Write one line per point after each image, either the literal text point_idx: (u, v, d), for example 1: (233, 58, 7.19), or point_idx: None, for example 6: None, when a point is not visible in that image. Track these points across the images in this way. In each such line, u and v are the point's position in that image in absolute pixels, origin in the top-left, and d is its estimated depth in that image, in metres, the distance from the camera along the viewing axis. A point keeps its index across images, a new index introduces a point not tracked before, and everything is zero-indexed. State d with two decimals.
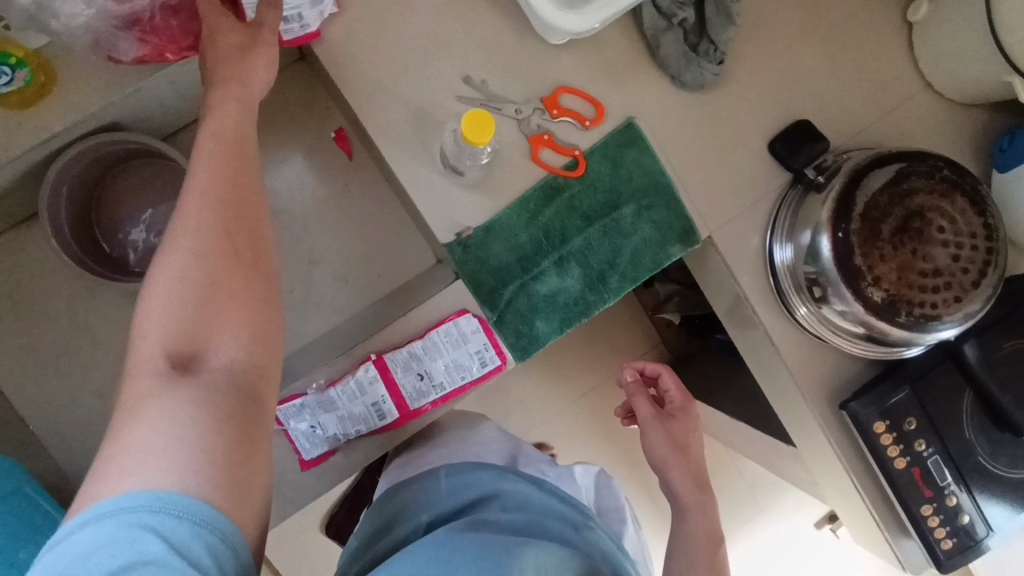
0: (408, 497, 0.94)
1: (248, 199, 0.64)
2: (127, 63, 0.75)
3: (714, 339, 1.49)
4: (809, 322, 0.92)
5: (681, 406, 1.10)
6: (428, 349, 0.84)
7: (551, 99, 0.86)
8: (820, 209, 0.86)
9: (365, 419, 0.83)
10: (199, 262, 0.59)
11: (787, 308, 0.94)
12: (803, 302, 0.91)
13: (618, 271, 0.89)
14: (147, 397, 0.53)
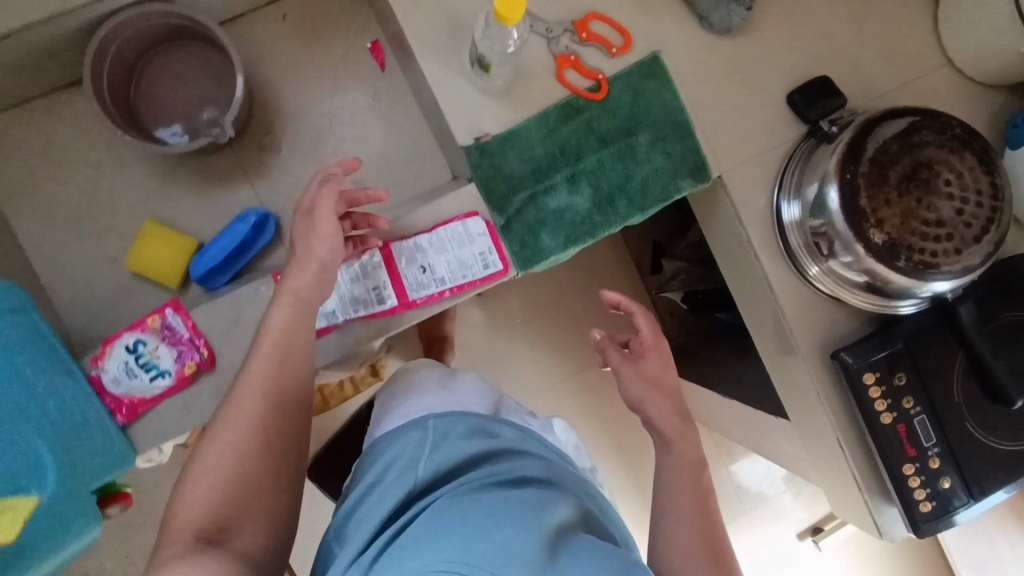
0: (385, 450, 0.84)
1: (297, 381, 0.78)
2: None
3: (715, 318, 1.51)
4: (821, 282, 0.94)
5: (650, 345, 1.10)
6: (434, 243, 0.87)
7: (582, 23, 0.89)
8: (829, 159, 0.88)
9: (366, 302, 0.86)
10: (240, 453, 0.73)
11: (799, 270, 0.95)
12: (812, 258, 0.93)
13: (628, 196, 0.91)
14: (175, 561, 0.63)
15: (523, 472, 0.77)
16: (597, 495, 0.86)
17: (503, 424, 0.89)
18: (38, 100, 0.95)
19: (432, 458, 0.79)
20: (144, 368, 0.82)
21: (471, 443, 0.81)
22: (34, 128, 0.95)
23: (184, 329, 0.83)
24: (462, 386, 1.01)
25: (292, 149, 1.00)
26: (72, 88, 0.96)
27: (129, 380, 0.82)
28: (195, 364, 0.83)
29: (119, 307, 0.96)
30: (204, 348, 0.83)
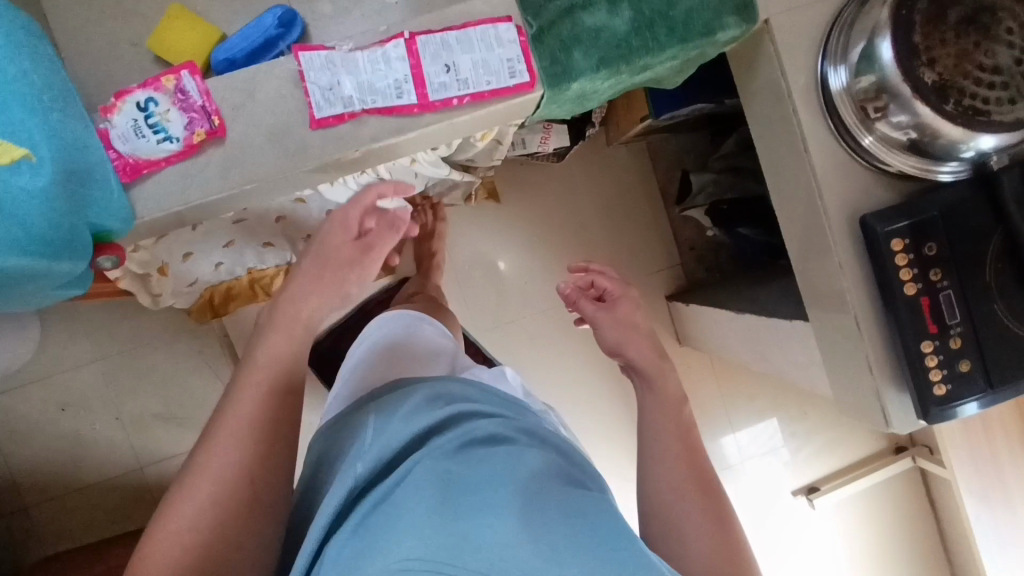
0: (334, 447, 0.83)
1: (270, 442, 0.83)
2: None
3: (736, 232, 1.48)
4: (873, 149, 0.90)
5: (623, 292, 1.15)
6: (461, 41, 0.83)
7: None
8: (882, 9, 0.85)
9: (385, 93, 0.81)
10: (207, 532, 0.75)
11: (848, 141, 0.92)
12: (861, 125, 0.90)
13: (669, 24, 0.87)
14: None
15: (485, 426, 0.76)
16: (561, 439, 0.87)
17: (455, 388, 0.87)
18: None
19: (380, 440, 0.76)
20: (153, 130, 0.78)
21: (423, 411, 0.79)
22: None
23: (198, 95, 0.78)
24: (414, 357, 0.99)
25: None
26: None
27: (136, 140, 0.77)
28: (206, 133, 0.79)
29: None
30: (217, 116, 0.78)
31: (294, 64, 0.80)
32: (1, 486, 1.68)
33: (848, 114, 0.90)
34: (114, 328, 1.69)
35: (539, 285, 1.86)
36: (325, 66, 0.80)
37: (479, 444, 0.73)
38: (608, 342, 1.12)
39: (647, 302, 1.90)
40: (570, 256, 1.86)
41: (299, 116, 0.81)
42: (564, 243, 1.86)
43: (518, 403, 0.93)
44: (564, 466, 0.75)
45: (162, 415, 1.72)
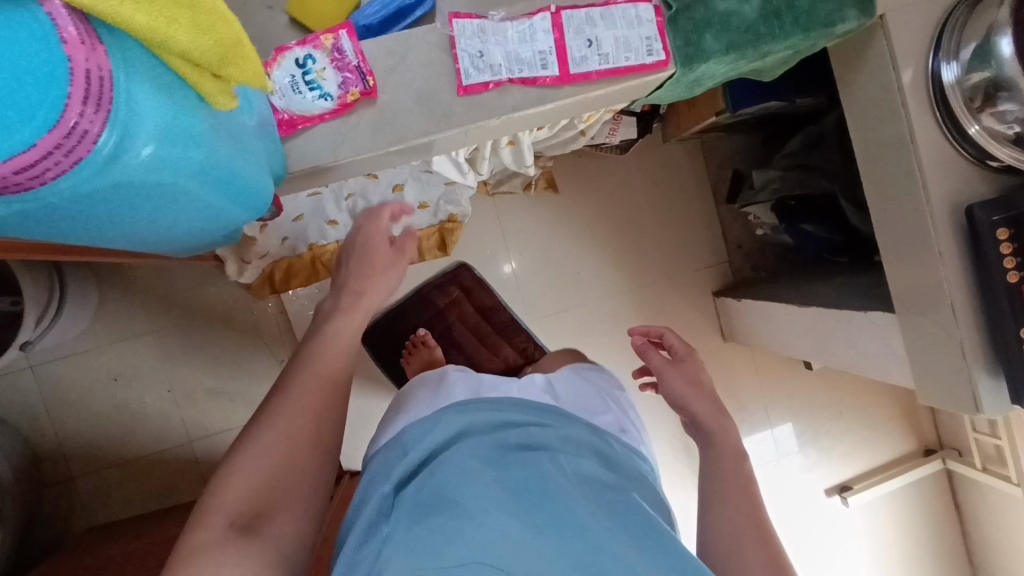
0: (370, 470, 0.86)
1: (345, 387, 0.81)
2: None
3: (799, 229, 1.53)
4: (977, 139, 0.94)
5: (688, 350, 1.12)
6: (604, 17, 0.86)
7: None
8: (997, 12, 0.92)
9: (529, 64, 0.84)
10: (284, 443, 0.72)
11: (953, 130, 0.95)
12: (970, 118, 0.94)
13: (795, 13, 0.91)
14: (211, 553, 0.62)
15: (513, 436, 0.80)
16: (599, 432, 0.90)
17: (490, 403, 0.89)
18: None
19: (411, 457, 0.80)
20: (309, 87, 0.79)
21: (451, 426, 0.83)
22: None
23: (353, 56, 0.80)
24: (453, 383, 0.96)
25: None
26: None
27: (292, 96, 0.79)
28: (358, 89, 0.80)
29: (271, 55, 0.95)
30: (371, 78, 0.80)
31: (446, 29, 0.83)
32: (50, 455, 1.66)
33: (957, 107, 0.94)
34: (172, 300, 1.69)
35: (590, 276, 1.88)
36: (475, 35, 0.83)
37: (509, 451, 0.77)
38: (672, 397, 1.07)
39: (693, 298, 1.93)
40: (621, 249, 1.89)
41: (448, 83, 0.83)
42: (616, 237, 1.89)
43: (563, 411, 0.92)
44: (608, 484, 0.76)
45: (214, 389, 1.72)
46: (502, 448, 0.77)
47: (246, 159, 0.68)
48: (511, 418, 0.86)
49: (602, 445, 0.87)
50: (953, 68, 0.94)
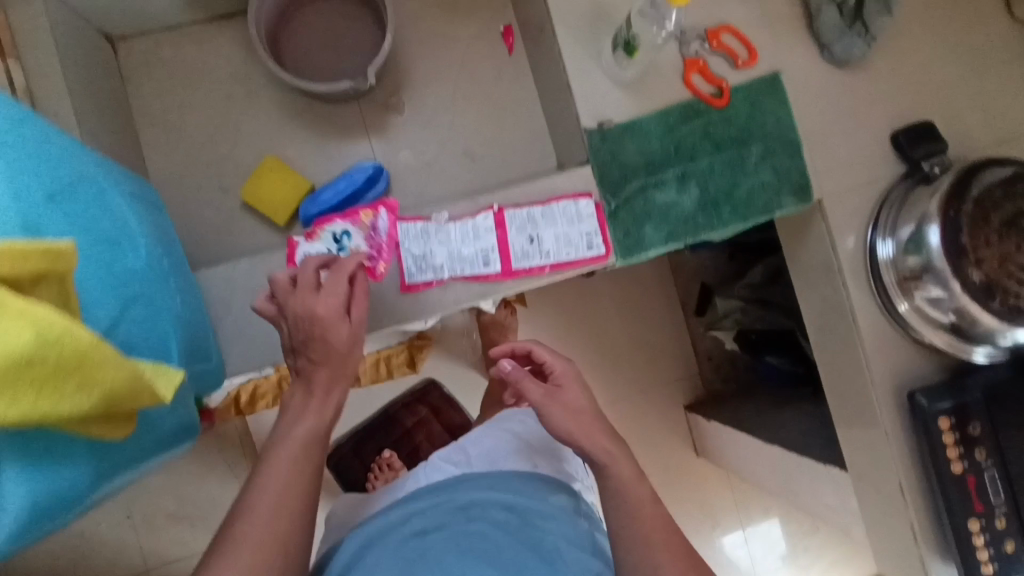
0: None
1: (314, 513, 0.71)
2: None
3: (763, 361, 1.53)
4: (908, 320, 0.96)
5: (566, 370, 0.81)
6: (545, 215, 0.89)
7: (714, 32, 0.92)
8: (928, 201, 0.91)
9: (471, 262, 0.87)
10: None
11: (887, 308, 0.97)
12: (903, 298, 0.95)
13: (732, 204, 0.93)
14: None
15: (415, 537, 0.81)
16: (512, 484, 0.90)
17: (392, 507, 0.89)
18: (187, 26, 0.98)
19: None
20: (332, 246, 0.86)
21: (358, 549, 0.85)
22: (177, 52, 0.98)
23: (384, 237, 0.86)
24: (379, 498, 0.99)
25: (411, 113, 1.03)
26: (216, 22, 0.99)
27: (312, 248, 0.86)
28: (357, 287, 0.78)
29: (223, 237, 0.97)
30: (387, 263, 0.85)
31: (390, 232, 0.86)
32: None
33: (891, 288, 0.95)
34: None
35: None
36: (419, 237, 0.87)
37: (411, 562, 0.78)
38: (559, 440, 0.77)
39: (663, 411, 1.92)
40: (592, 364, 1.89)
41: (392, 281, 0.86)
42: (587, 351, 1.89)
43: (469, 478, 0.91)
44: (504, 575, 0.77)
45: None
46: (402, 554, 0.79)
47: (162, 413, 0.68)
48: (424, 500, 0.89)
49: (512, 497, 0.87)
50: (886, 249, 0.96)
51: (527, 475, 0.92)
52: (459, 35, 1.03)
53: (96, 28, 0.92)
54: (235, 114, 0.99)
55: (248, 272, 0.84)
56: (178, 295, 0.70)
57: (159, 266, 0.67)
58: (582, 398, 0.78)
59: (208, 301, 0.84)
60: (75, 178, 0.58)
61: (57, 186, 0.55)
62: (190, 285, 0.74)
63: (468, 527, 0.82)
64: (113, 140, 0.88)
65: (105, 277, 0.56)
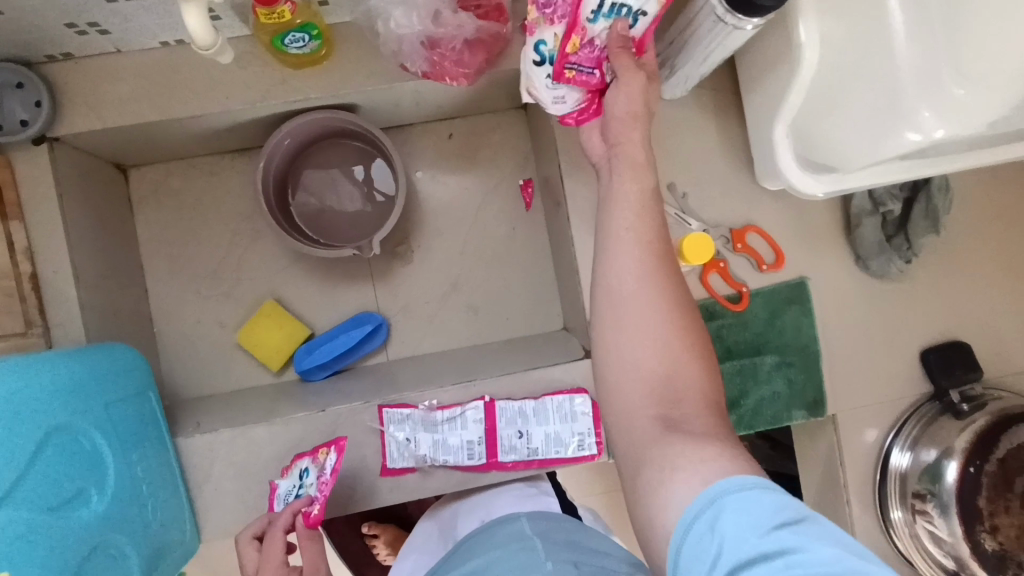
0: None
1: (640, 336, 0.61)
2: (412, 72, 0.79)
3: None
4: (900, 535, 0.90)
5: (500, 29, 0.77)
6: (537, 412, 0.86)
7: (740, 233, 0.87)
8: (955, 434, 0.85)
9: (456, 453, 0.85)
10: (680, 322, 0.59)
11: (879, 510, 0.92)
12: (900, 508, 0.89)
13: (738, 412, 0.89)
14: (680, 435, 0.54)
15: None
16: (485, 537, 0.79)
17: None
18: (205, 159, 0.99)
19: None
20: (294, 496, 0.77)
21: None
22: (194, 183, 0.99)
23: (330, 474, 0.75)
24: None
25: (419, 261, 1.02)
26: (232, 155, 1.00)
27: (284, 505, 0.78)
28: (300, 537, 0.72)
29: (218, 373, 0.99)
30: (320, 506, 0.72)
31: (376, 420, 0.85)
32: None
33: (894, 503, 0.90)
34: None
35: None
36: (403, 422, 0.85)
37: None
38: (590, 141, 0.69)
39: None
40: None
41: (373, 463, 0.85)
42: None
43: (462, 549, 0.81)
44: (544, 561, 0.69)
45: None
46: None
47: None
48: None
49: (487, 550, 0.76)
50: (899, 466, 0.90)
51: (486, 526, 0.82)
52: (475, 186, 1.02)
53: (109, 162, 0.93)
54: (242, 251, 1.00)
55: (232, 440, 0.83)
56: (148, 496, 0.71)
57: (128, 482, 0.68)
58: (629, 215, 0.61)
59: (188, 469, 0.82)
60: (35, 447, 0.57)
61: (30, 461, 0.56)
62: (160, 464, 0.75)
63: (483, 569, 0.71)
64: (112, 284, 0.89)
65: (72, 541, 0.59)
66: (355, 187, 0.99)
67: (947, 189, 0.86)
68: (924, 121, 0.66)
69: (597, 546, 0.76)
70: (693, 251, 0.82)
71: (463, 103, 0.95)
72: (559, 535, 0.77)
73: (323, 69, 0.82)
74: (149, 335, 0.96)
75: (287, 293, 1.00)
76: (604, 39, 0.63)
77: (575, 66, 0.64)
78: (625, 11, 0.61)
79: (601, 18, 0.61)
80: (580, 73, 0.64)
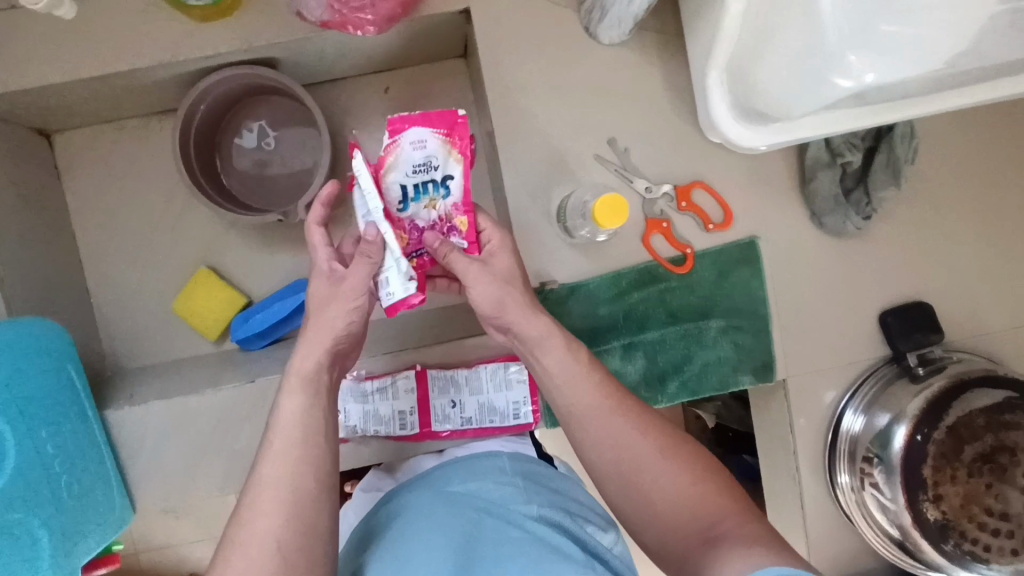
0: None
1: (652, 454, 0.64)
2: (312, 22, 0.75)
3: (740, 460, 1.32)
4: (846, 498, 0.87)
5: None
6: (470, 380, 0.84)
7: (684, 190, 0.83)
8: (909, 399, 0.81)
9: (387, 424, 0.83)
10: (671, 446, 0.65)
11: (830, 475, 0.89)
12: (848, 473, 0.86)
13: (681, 378, 0.86)
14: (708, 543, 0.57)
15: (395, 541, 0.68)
16: (476, 464, 0.78)
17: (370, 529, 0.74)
18: (131, 121, 0.95)
19: None
20: (414, 191, 0.65)
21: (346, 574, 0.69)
22: (123, 148, 0.96)
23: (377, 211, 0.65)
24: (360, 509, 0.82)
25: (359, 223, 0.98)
26: (160, 115, 0.95)
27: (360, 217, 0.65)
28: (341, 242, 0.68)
29: (158, 342, 0.97)
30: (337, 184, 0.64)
31: None
32: None
33: (843, 463, 0.87)
34: None
35: None
36: None
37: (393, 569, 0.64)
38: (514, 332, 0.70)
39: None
40: None
41: None
42: None
43: (438, 468, 0.80)
44: (530, 504, 0.72)
45: None
46: (416, 552, 0.64)
47: (80, 552, 0.74)
48: (369, 529, 0.75)
49: (484, 482, 0.75)
50: (851, 428, 0.86)
51: (463, 458, 0.80)
52: None
53: (29, 127, 0.89)
54: (177, 215, 0.97)
55: (162, 411, 0.82)
56: (62, 471, 0.71)
57: (34, 459, 0.68)
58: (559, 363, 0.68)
59: (121, 440, 0.81)
60: None
61: None
62: (78, 440, 0.75)
63: (480, 502, 0.72)
64: (40, 254, 0.86)
65: None
66: (290, 149, 0.96)
67: (910, 137, 0.81)
68: (852, 66, 0.67)
69: (574, 497, 0.80)
70: (608, 212, 0.72)
71: (397, 52, 0.89)
72: (543, 479, 0.79)
73: (234, 21, 0.76)
74: (86, 305, 0.94)
75: (224, 259, 0.97)
76: (428, 218, 0.67)
77: (416, 253, 0.68)
78: (435, 185, 0.65)
79: (411, 201, 0.66)
80: (421, 258, 0.68)
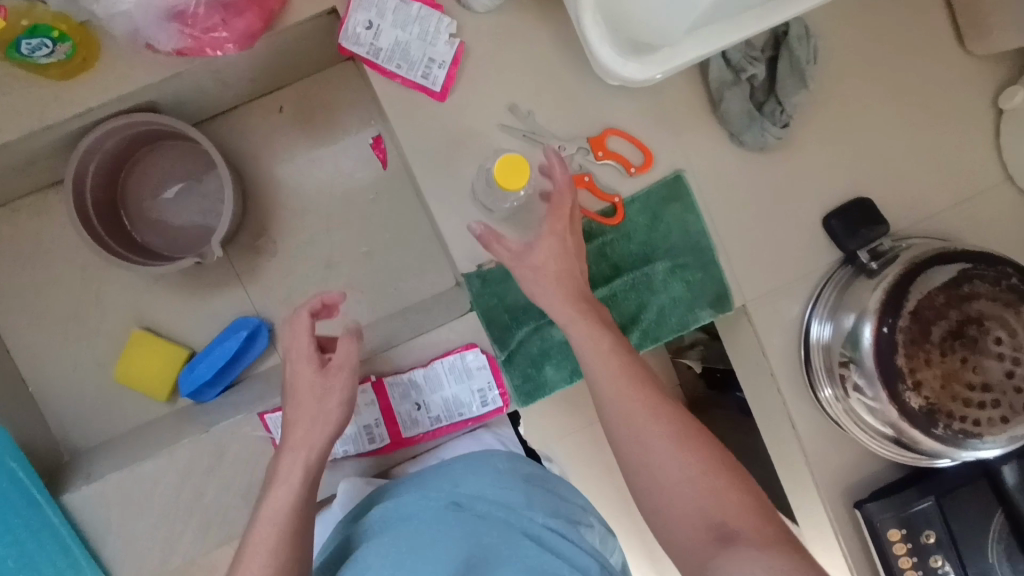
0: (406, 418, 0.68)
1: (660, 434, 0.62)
2: (165, 52, 0.72)
3: None
4: (834, 409, 0.85)
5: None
6: (429, 379, 0.81)
7: (598, 139, 0.81)
8: (868, 295, 0.79)
9: (355, 441, 0.82)
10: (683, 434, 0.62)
11: (813, 390, 0.87)
12: (828, 383, 0.84)
13: (640, 327, 0.84)
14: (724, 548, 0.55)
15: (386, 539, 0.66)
16: (485, 464, 0.76)
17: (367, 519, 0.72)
18: (26, 199, 0.92)
19: None
20: None
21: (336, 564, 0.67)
22: (25, 228, 0.92)
23: None
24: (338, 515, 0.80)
25: (286, 250, 0.95)
26: (55, 186, 0.92)
27: None
28: None
29: (108, 415, 0.94)
30: None
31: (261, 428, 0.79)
32: None
33: (823, 372, 0.84)
34: None
35: None
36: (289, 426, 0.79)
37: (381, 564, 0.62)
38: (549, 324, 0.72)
39: None
40: None
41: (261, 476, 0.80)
42: None
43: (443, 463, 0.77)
44: (535, 511, 0.70)
45: None
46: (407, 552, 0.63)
47: None
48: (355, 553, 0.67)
49: (490, 483, 0.73)
50: (821, 339, 0.84)
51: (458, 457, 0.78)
52: (329, 155, 0.95)
53: None
54: (98, 283, 0.94)
55: (119, 485, 0.77)
56: None
57: None
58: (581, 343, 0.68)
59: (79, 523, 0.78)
60: None
61: None
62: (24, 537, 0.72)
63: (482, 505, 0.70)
64: None
65: None
66: (200, 191, 0.93)
67: (806, 39, 0.81)
68: None
69: (575, 502, 0.78)
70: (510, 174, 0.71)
71: (281, 69, 0.87)
72: (548, 486, 0.77)
73: (94, 73, 0.73)
74: (23, 396, 0.91)
75: (157, 317, 0.94)
76: None
77: None
78: None
79: None
80: None
